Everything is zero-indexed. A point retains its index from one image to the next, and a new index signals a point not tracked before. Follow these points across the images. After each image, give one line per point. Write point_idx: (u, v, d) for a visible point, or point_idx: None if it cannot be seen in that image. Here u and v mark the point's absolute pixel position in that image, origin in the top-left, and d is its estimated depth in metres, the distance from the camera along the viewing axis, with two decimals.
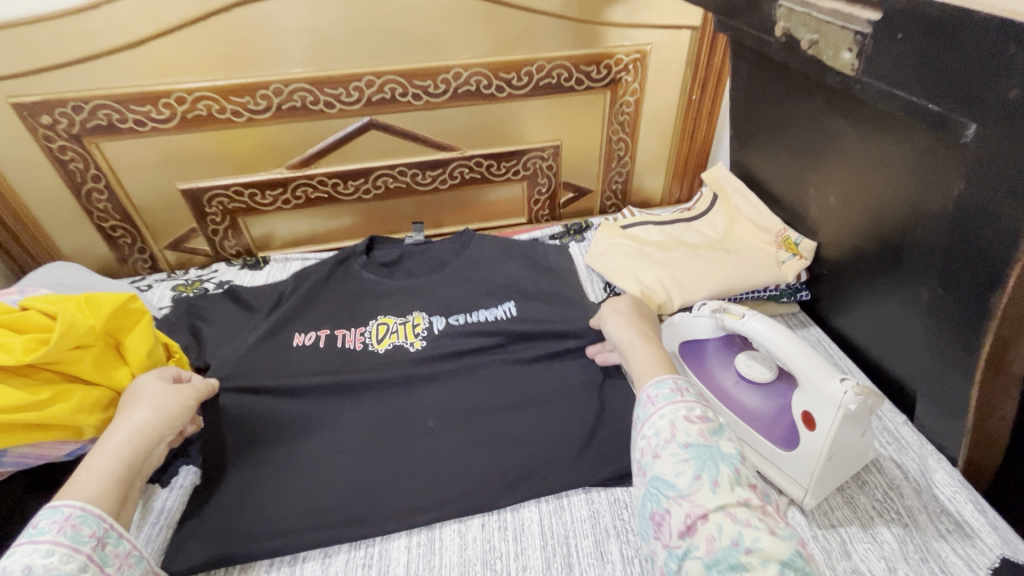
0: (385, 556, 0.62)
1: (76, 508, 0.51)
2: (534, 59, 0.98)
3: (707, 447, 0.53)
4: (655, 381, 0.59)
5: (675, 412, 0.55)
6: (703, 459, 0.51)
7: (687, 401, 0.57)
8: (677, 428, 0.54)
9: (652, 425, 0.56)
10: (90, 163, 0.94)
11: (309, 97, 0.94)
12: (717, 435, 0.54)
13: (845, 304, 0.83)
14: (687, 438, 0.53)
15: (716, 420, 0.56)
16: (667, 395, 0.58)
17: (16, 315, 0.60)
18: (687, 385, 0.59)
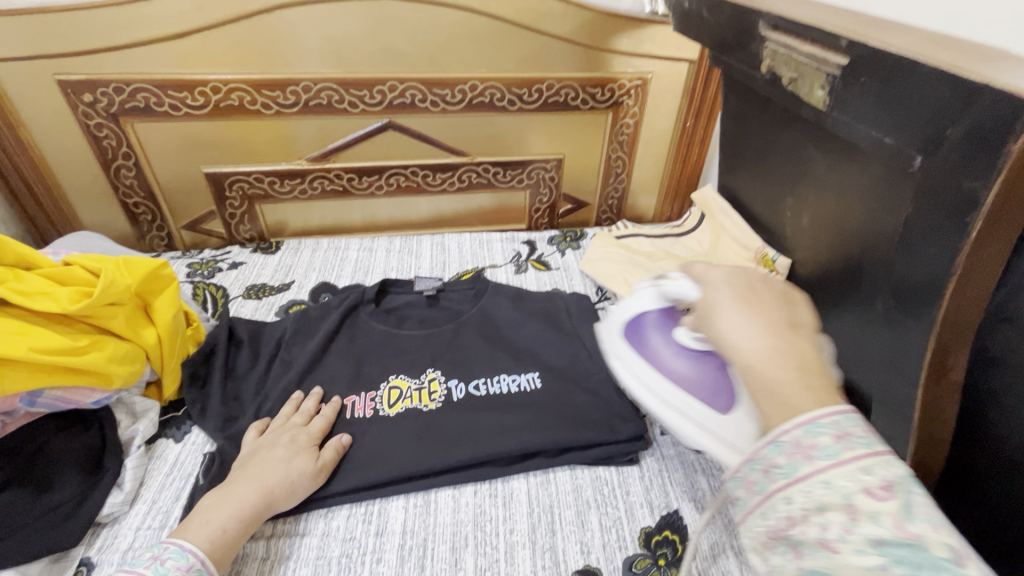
0: (384, 514, 0.67)
1: (197, 560, 0.54)
2: (545, 78, 1.07)
3: (911, 547, 0.29)
4: (801, 419, 0.35)
5: (847, 478, 0.32)
6: (910, 571, 0.28)
7: (860, 454, 0.33)
8: (853, 507, 0.31)
9: (806, 494, 0.33)
10: (123, 142, 0.99)
11: (335, 96, 1.01)
12: (918, 518, 0.31)
13: (814, 318, 0.91)
14: (875, 529, 0.30)
15: (911, 482, 0.32)
16: (828, 447, 0.34)
17: (59, 269, 0.65)
18: (851, 423, 0.35)
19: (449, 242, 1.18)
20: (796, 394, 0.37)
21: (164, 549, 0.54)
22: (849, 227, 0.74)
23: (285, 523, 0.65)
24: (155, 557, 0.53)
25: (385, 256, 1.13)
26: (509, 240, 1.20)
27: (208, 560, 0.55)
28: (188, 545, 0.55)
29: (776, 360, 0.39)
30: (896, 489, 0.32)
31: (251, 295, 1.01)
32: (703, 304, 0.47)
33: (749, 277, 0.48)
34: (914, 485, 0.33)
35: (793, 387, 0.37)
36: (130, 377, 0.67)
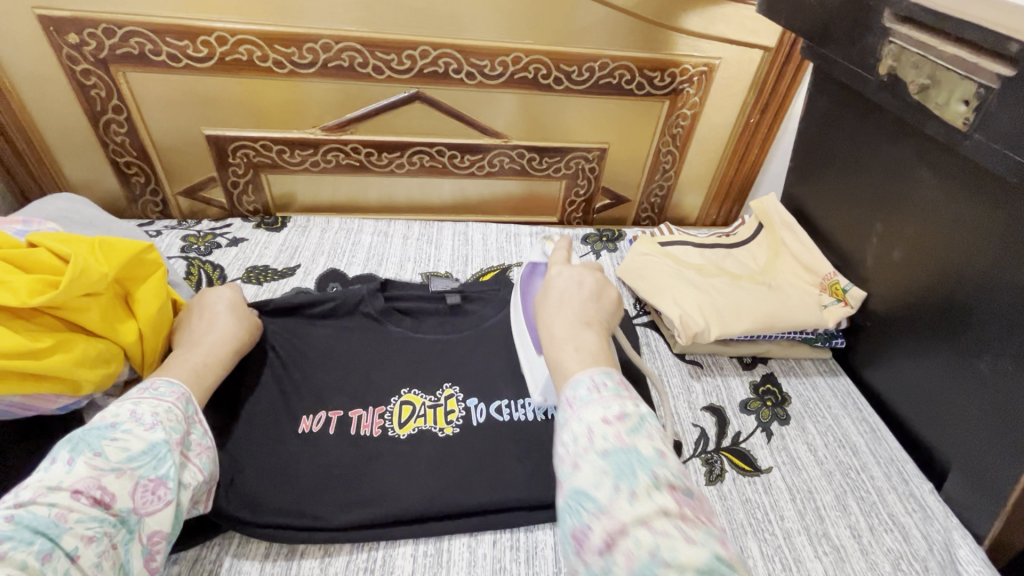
0: (389, 563, 0.59)
1: (185, 389, 0.58)
2: (598, 56, 0.93)
3: (626, 452, 0.45)
4: (572, 381, 0.51)
5: (592, 414, 0.47)
6: (621, 467, 0.44)
7: (606, 398, 0.48)
8: (594, 432, 0.46)
9: (568, 431, 0.47)
10: (113, 93, 0.87)
11: (358, 58, 0.88)
12: (638, 433, 0.46)
13: (881, 357, 0.81)
14: (605, 444, 0.45)
15: (639, 413, 0.48)
16: (585, 396, 0.49)
17: (25, 252, 0.54)
18: (605, 377, 0.50)
19: (473, 232, 1.07)
20: (580, 364, 0.52)
21: (150, 382, 0.56)
22: (977, 268, 0.62)
23: (276, 567, 0.58)
24: (144, 386, 0.55)
25: (402, 243, 1.02)
26: (539, 235, 1.08)
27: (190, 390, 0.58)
28: (172, 378, 0.58)
29: (564, 343, 0.55)
30: (628, 417, 0.47)
31: (250, 279, 0.90)
32: (546, 292, 0.62)
33: (593, 283, 0.62)
34: (648, 415, 0.49)
35: (579, 361, 0.53)
36: (104, 383, 0.58)
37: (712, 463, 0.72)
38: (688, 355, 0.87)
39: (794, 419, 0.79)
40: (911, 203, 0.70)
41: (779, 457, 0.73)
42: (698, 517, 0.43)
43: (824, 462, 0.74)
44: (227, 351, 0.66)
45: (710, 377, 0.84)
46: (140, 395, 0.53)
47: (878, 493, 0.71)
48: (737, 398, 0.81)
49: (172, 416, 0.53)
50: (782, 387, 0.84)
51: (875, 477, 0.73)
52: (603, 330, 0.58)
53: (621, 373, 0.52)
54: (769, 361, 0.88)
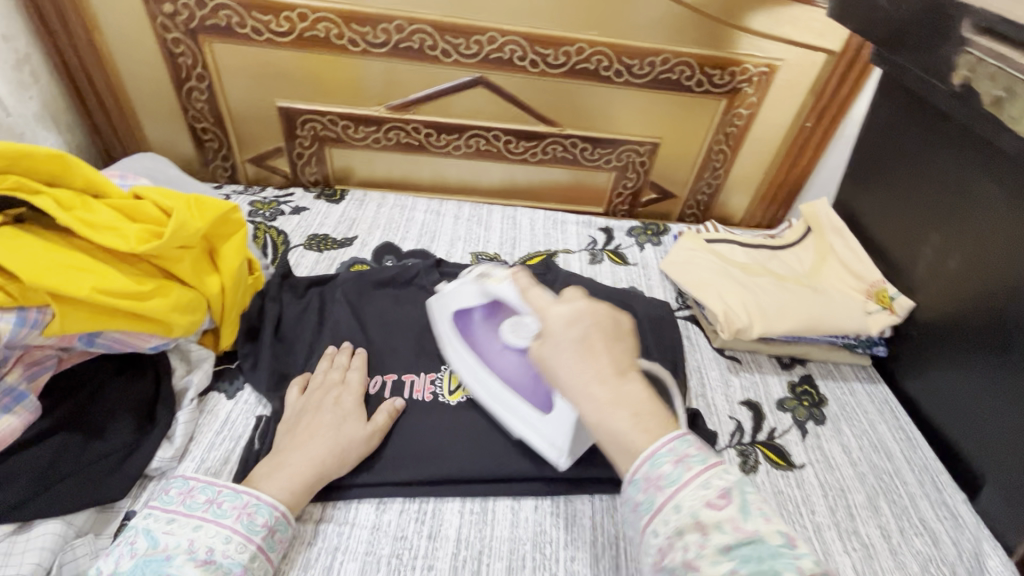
0: (437, 517, 0.62)
1: (253, 496, 0.55)
2: (660, 51, 0.95)
3: (749, 543, 0.38)
4: (648, 455, 0.42)
5: (693, 499, 0.40)
6: (750, 560, 0.37)
7: (698, 475, 0.41)
8: (704, 523, 0.39)
9: (666, 522, 0.40)
10: (198, 61, 0.92)
11: (428, 40, 0.91)
12: (752, 514, 0.39)
13: (924, 368, 0.82)
14: (725, 537, 0.38)
15: (742, 486, 0.41)
16: (673, 475, 0.41)
17: (132, 203, 0.60)
18: (686, 445, 0.42)
19: (522, 217, 1.10)
20: (643, 434, 0.43)
21: (216, 491, 0.55)
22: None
23: (336, 509, 0.61)
24: (209, 500, 0.54)
25: (453, 223, 1.06)
26: (585, 224, 1.11)
27: (263, 492, 0.56)
28: (241, 487, 0.56)
29: (615, 407, 0.44)
30: (731, 495, 0.40)
31: (312, 246, 0.95)
32: (547, 343, 0.49)
33: (604, 317, 0.49)
34: (746, 482, 0.42)
35: (637, 425, 0.43)
36: (191, 328, 0.63)
37: (747, 455, 0.74)
38: (728, 350, 0.88)
39: (830, 421, 0.80)
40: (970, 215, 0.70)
41: (813, 454, 0.75)
42: None
43: (858, 463, 0.75)
44: (363, 441, 0.63)
45: (748, 373, 0.85)
46: (202, 515, 0.53)
47: (910, 498, 0.72)
48: (774, 395, 0.82)
49: (230, 546, 0.51)
50: (819, 389, 0.85)
51: (908, 482, 0.74)
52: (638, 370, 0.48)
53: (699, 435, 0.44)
54: (807, 363, 0.89)
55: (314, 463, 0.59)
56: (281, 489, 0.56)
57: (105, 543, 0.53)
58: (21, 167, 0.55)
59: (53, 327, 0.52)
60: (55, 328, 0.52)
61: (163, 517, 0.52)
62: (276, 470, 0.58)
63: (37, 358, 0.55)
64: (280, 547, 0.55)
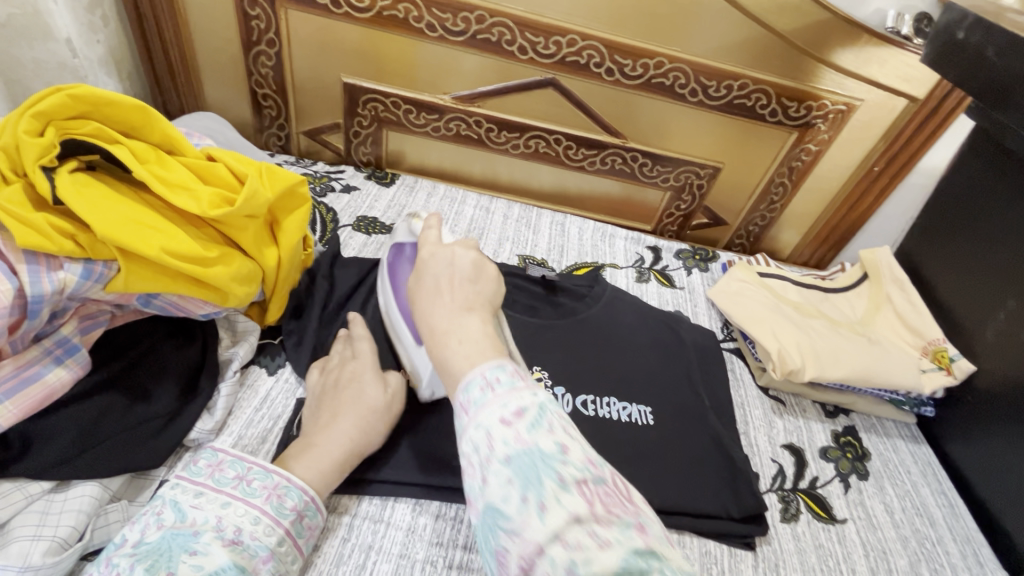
0: (474, 526, 0.60)
1: (283, 477, 0.51)
2: (740, 76, 0.92)
3: (528, 454, 0.37)
4: (465, 382, 0.41)
5: (490, 416, 0.39)
6: (524, 473, 0.36)
7: (502, 396, 0.39)
8: (493, 437, 0.38)
9: (467, 442, 0.39)
10: (271, 27, 0.91)
11: (507, 35, 0.89)
12: (541, 430, 0.38)
13: (978, 436, 0.79)
14: (505, 450, 0.37)
15: (540, 402, 0.39)
16: (478, 398, 0.40)
17: (205, 163, 0.58)
18: (498, 371, 0.41)
19: (571, 225, 1.08)
20: (465, 362, 0.43)
21: (246, 468, 0.51)
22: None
23: (371, 505, 0.59)
24: (239, 476, 0.51)
25: (502, 222, 1.04)
26: (633, 240, 1.09)
27: (293, 475, 0.52)
28: (271, 466, 0.52)
29: (446, 337, 0.45)
30: (527, 409, 0.39)
31: (360, 228, 0.93)
32: (416, 282, 0.52)
33: (468, 262, 0.51)
34: (550, 402, 0.40)
35: (463, 357, 0.43)
36: (245, 300, 0.61)
37: (789, 502, 0.71)
38: (772, 390, 0.86)
39: (872, 477, 0.78)
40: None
41: (855, 510, 0.73)
42: (623, 506, 0.37)
43: (900, 525, 0.73)
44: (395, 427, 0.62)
45: (792, 416, 0.83)
46: (231, 493, 0.49)
47: (952, 569, 0.69)
48: (818, 443, 0.80)
49: (258, 528, 0.48)
50: (862, 442, 0.82)
51: (950, 552, 0.72)
52: (490, 315, 0.49)
53: (518, 363, 0.42)
54: (851, 414, 0.87)
55: (354, 445, 0.57)
56: (320, 471, 0.54)
57: (137, 510, 0.52)
58: (101, 114, 0.53)
59: (117, 282, 0.50)
60: (118, 284, 0.50)
61: (190, 489, 0.49)
62: (315, 449, 0.56)
63: (91, 312, 0.54)
64: (307, 534, 0.52)
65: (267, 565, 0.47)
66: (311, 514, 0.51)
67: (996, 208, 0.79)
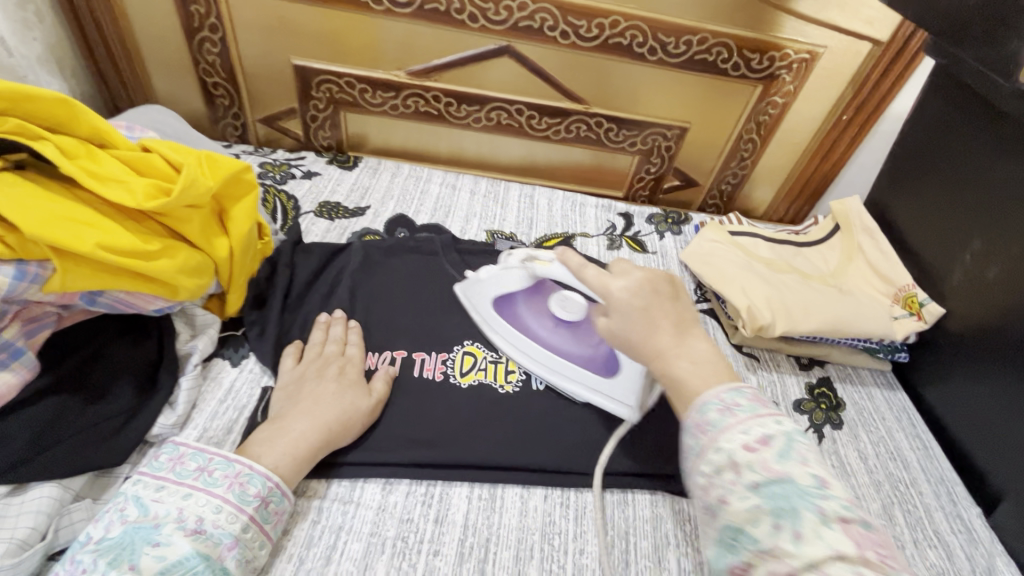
0: (445, 500, 0.60)
1: (246, 465, 0.51)
2: (698, 30, 0.90)
3: (781, 484, 0.38)
4: (698, 403, 0.46)
5: (731, 441, 0.41)
6: (778, 503, 0.38)
7: (742, 420, 0.42)
8: (738, 462, 0.40)
9: (707, 462, 0.42)
10: (213, 11, 0.88)
11: (455, 3, 0.86)
12: (790, 459, 0.40)
13: (950, 379, 0.79)
14: (754, 476, 0.39)
15: (783, 431, 0.42)
16: (715, 420, 0.43)
17: (138, 154, 0.56)
18: (736, 396, 0.45)
19: (540, 196, 1.06)
20: (700, 380, 0.47)
21: (208, 459, 0.51)
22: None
23: (340, 487, 0.59)
24: (200, 468, 0.50)
25: (469, 198, 1.02)
26: (604, 208, 1.08)
27: (257, 463, 0.52)
28: (233, 455, 0.52)
29: (676, 359, 0.49)
30: (771, 440, 0.41)
31: (323, 214, 0.92)
32: (613, 319, 0.53)
33: (664, 279, 0.54)
34: (796, 432, 0.42)
35: (695, 373, 0.48)
36: (197, 292, 0.60)
37: None
38: (746, 347, 0.86)
39: (847, 426, 0.78)
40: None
41: (829, 459, 0.73)
42: (888, 554, 0.36)
43: (873, 471, 0.73)
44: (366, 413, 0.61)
45: (765, 372, 0.83)
46: (193, 484, 0.49)
47: (925, 509, 0.71)
48: (791, 396, 0.80)
49: (220, 516, 0.47)
50: (837, 392, 0.83)
51: (923, 493, 0.73)
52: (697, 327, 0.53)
53: (753, 388, 0.46)
54: (826, 365, 0.87)
55: (319, 430, 0.57)
56: (281, 457, 0.54)
57: (102, 507, 0.52)
58: (23, 110, 0.51)
59: (53, 283, 0.49)
60: (54, 284, 0.49)
61: (153, 484, 0.49)
62: (277, 435, 0.55)
63: (35, 315, 0.53)
64: (275, 520, 0.52)
65: (232, 552, 0.47)
66: (277, 499, 0.51)
67: (962, 147, 0.78)
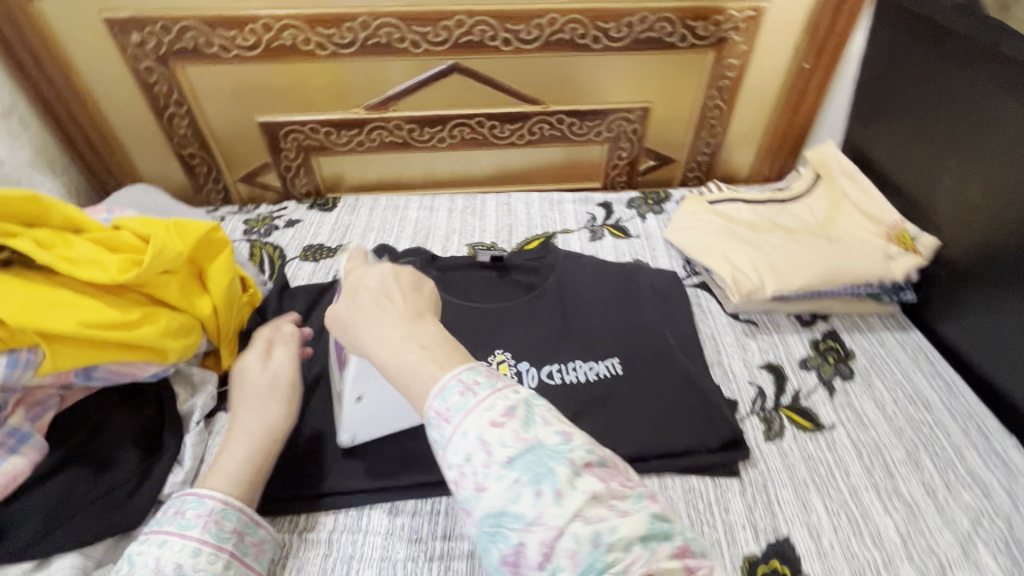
0: (452, 515, 0.61)
1: (218, 501, 0.52)
2: (636, 10, 0.90)
3: (531, 452, 0.38)
4: (438, 389, 0.42)
5: (478, 422, 0.40)
6: (532, 469, 0.38)
7: (484, 398, 0.41)
8: (489, 442, 0.39)
9: (456, 450, 0.40)
10: (174, 88, 0.93)
11: (395, 33, 0.89)
12: (533, 424, 0.40)
13: (961, 310, 0.76)
14: (506, 451, 0.38)
15: (524, 399, 0.42)
16: (459, 403, 0.41)
17: (109, 233, 0.60)
18: (474, 374, 0.42)
19: (517, 202, 1.07)
20: (436, 366, 0.43)
21: (182, 503, 0.52)
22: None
23: (347, 517, 0.60)
24: (176, 513, 0.51)
25: (447, 216, 1.04)
26: (582, 202, 1.08)
27: (228, 496, 0.53)
28: (204, 492, 0.53)
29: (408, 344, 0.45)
30: (516, 409, 0.40)
31: (308, 257, 0.95)
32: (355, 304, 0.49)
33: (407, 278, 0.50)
34: (533, 396, 0.42)
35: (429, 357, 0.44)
36: (185, 352, 0.62)
37: (772, 420, 0.70)
38: (743, 314, 0.84)
39: (859, 375, 0.76)
40: (1006, 145, 0.65)
41: (843, 413, 0.71)
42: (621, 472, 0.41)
43: (893, 418, 0.70)
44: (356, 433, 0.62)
45: (766, 335, 0.81)
46: (169, 530, 0.49)
47: (954, 449, 0.67)
48: (796, 355, 0.78)
49: (199, 558, 0.48)
50: (845, 343, 0.80)
51: (951, 433, 0.69)
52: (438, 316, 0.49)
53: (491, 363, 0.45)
54: (830, 318, 0.85)
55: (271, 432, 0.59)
56: None
57: None
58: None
59: (46, 365, 0.53)
60: (47, 367, 0.53)
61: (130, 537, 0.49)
62: None
63: (38, 398, 0.57)
64: (256, 549, 0.53)
65: None
66: (252, 531, 0.53)
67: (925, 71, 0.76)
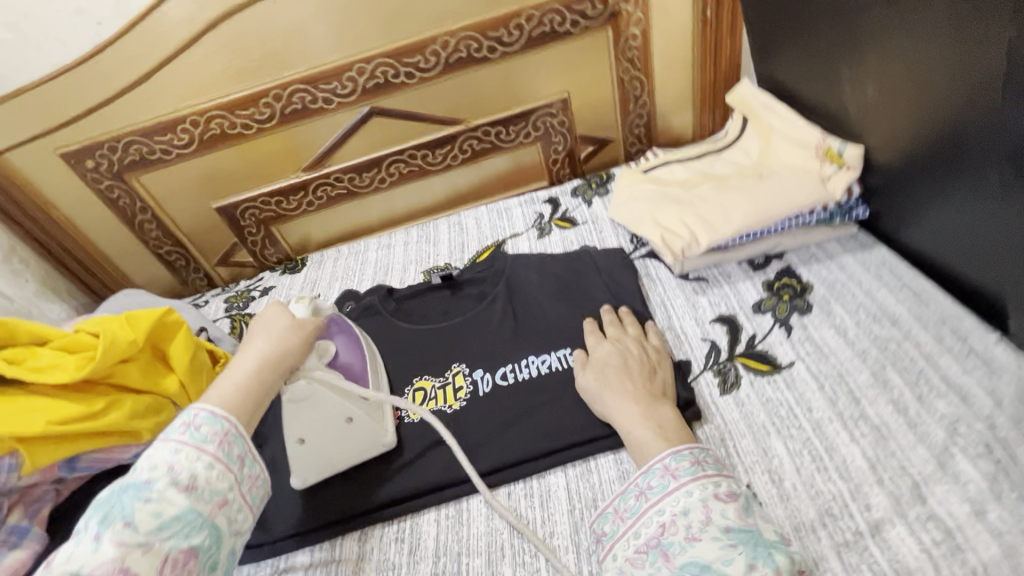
0: (416, 532, 0.62)
1: (232, 425, 0.53)
2: (520, 11, 0.94)
3: (748, 530, 0.48)
4: (646, 469, 0.55)
5: (702, 489, 0.51)
6: (749, 543, 0.47)
7: (711, 474, 0.53)
8: (711, 509, 0.50)
9: (677, 501, 0.51)
10: (135, 197, 1.03)
11: (308, 96, 0.96)
12: (750, 508, 0.51)
13: (907, 214, 0.71)
14: (725, 521, 0.49)
15: (742, 493, 0.52)
16: (687, 470, 0.53)
17: (68, 337, 0.67)
18: (677, 460, 0.54)
19: (467, 220, 1.10)
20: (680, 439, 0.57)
21: (194, 416, 0.53)
22: (973, 70, 0.53)
23: (321, 552, 0.63)
24: (187, 423, 0.52)
25: (404, 249, 1.08)
26: (528, 203, 1.09)
27: (241, 422, 0.54)
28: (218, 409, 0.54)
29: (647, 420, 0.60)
30: (737, 495, 0.51)
31: None
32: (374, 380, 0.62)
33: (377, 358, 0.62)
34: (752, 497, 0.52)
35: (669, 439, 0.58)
36: (155, 429, 0.69)
37: (726, 372, 0.68)
38: (692, 273, 0.82)
39: (817, 306, 0.72)
40: (887, 35, 0.62)
41: (802, 348, 0.68)
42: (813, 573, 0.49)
43: (856, 342, 0.67)
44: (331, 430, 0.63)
45: (716, 288, 0.79)
46: (182, 440, 0.51)
47: (925, 358, 0.62)
48: (749, 301, 0.76)
49: (212, 473, 0.51)
50: (801, 277, 0.77)
51: (922, 341, 0.64)
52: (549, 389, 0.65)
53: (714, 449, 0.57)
54: (785, 255, 0.81)
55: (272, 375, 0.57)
56: None
57: None
58: None
59: (26, 466, 0.59)
60: (28, 467, 0.59)
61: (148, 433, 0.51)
62: None
63: (34, 496, 0.63)
64: (251, 483, 0.55)
65: (223, 509, 0.51)
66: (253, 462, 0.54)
67: None
